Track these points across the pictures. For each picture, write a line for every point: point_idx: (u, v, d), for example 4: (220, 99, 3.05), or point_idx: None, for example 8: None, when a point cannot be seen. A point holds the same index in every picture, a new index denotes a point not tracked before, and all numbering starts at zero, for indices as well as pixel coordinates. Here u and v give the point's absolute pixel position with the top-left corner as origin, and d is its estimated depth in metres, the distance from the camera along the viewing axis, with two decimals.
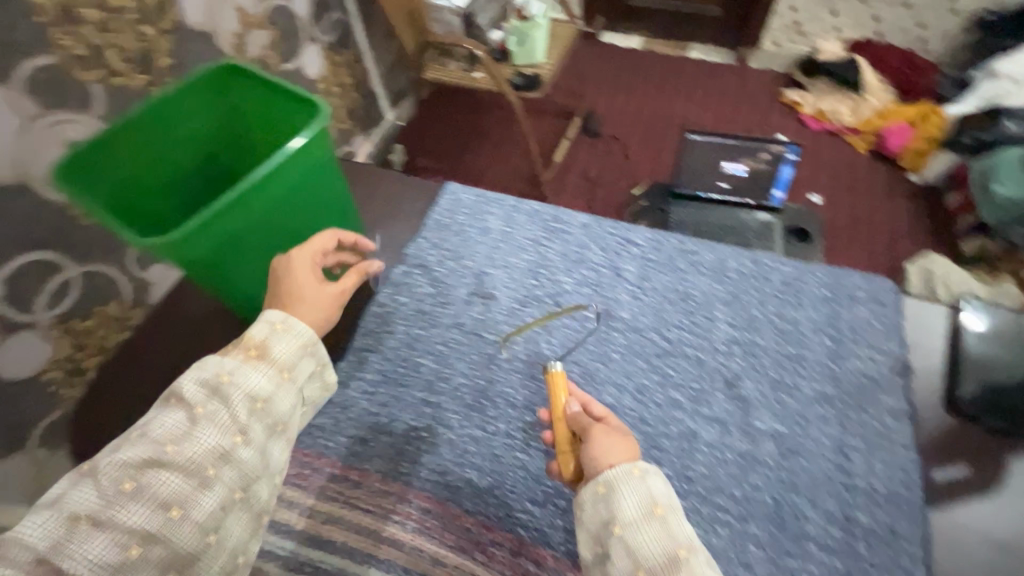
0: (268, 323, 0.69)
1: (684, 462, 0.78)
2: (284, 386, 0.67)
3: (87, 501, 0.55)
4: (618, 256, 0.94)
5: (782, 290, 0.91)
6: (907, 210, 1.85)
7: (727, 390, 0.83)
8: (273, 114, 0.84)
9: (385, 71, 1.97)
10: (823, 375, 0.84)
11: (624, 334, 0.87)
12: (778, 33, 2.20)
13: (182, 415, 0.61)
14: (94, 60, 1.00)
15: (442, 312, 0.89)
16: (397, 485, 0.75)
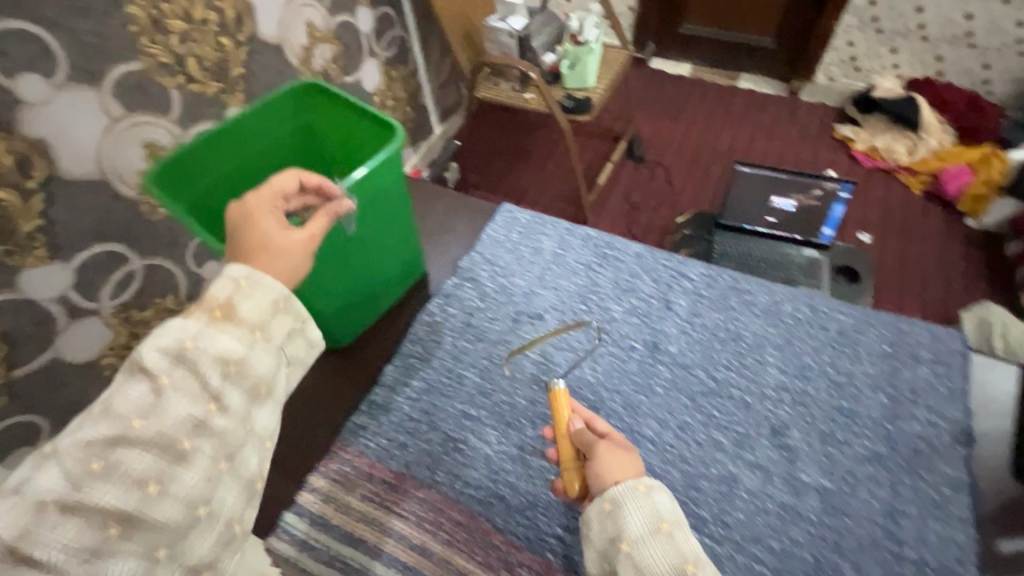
0: (231, 281, 0.56)
1: (722, 507, 0.75)
2: (259, 345, 0.56)
3: (47, 486, 0.45)
4: (670, 290, 0.93)
5: (837, 339, 0.88)
6: (964, 256, 1.77)
7: (772, 437, 0.80)
8: (347, 131, 0.88)
9: (438, 86, 2.03)
10: (878, 433, 0.80)
11: (670, 369, 0.86)
12: (833, 69, 2.19)
13: (144, 388, 0.50)
14: (177, 68, 1.07)
15: (490, 327, 0.89)
16: (433, 492, 0.75)
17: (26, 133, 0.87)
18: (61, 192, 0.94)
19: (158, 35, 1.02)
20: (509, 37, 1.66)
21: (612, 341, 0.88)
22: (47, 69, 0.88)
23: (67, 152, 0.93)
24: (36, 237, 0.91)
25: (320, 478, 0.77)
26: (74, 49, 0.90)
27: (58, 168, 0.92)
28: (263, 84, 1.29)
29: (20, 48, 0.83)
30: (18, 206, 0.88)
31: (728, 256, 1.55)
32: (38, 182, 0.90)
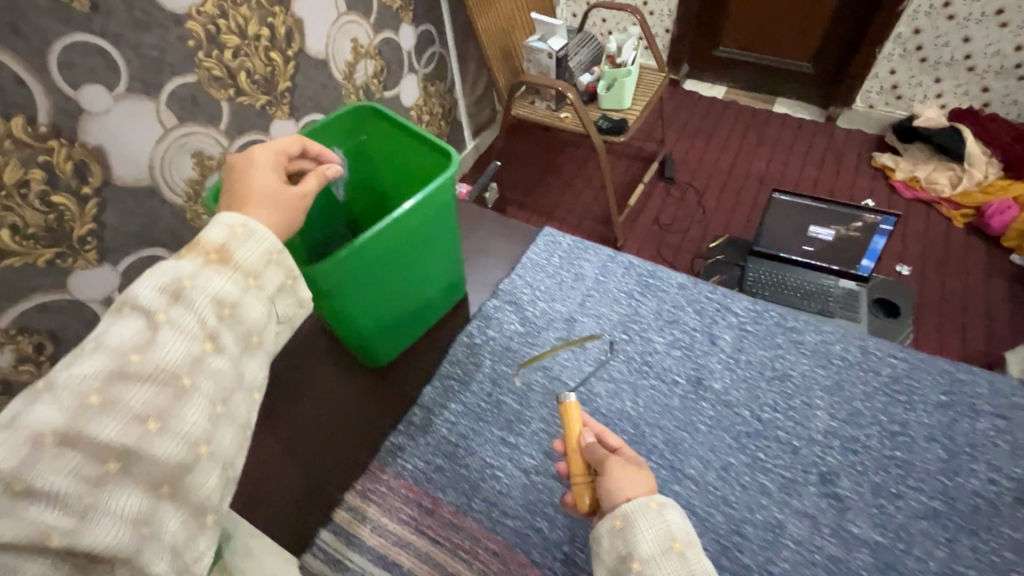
0: (227, 226, 0.53)
1: (767, 556, 0.58)
2: (252, 292, 0.52)
3: (42, 417, 0.39)
4: (715, 322, 0.75)
5: (891, 386, 0.68)
6: (1009, 294, 1.68)
7: (821, 485, 0.61)
8: (405, 158, 0.81)
9: (472, 103, 2.06)
10: (934, 486, 0.61)
11: (713, 407, 0.68)
12: (874, 96, 2.13)
13: (139, 324, 0.45)
14: (229, 81, 1.09)
15: (528, 351, 0.75)
16: (468, 521, 0.63)
17: (83, 141, 0.90)
18: (113, 198, 0.97)
19: (213, 49, 1.04)
20: (548, 57, 1.66)
21: (651, 373, 0.71)
22: (110, 80, 0.91)
23: (121, 160, 0.96)
24: (88, 240, 0.95)
25: (357, 498, 0.65)
26: (135, 61, 0.93)
27: (112, 175, 0.95)
28: (308, 97, 1.31)
29: (85, 59, 0.87)
30: (74, 210, 0.91)
31: (763, 283, 1.53)
32: (93, 189, 0.93)
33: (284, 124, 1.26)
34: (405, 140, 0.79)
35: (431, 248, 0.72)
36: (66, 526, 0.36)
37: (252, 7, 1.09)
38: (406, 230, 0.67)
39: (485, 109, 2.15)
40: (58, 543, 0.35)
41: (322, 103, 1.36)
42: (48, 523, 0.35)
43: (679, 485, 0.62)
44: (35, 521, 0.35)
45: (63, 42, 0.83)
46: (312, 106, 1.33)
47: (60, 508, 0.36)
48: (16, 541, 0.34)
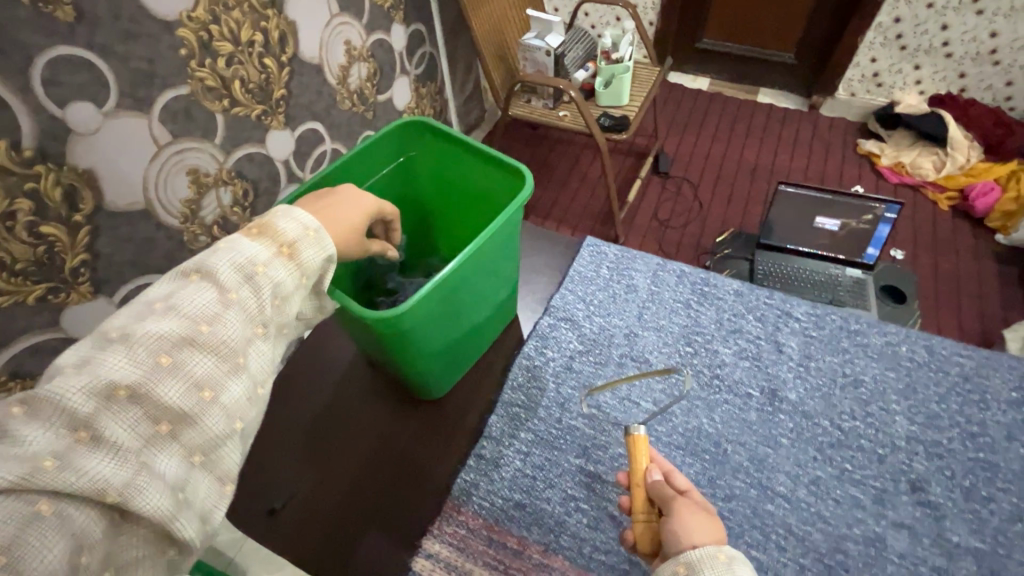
0: (301, 226, 0.53)
1: (830, 544, 0.74)
2: (302, 291, 0.52)
3: (116, 370, 0.40)
4: (778, 331, 0.93)
5: (903, 389, 0.86)
6: (995, 272, 1.71)
7: (911, 493, 0.77)
8: (457, 173, 0.84)
9: (461, 103, 1.93)
10: (943, 481, 0.78)
11: (793, 419, 0.84)
12: (856, 84, 2.10)
13: (210, 296, 0.45)
14: (223, 92, 0.90)
15: (598, 375, 0.88)
16: (558, 559, 0.72)
17: (73, 164, 0.73)
18: (107, 226, 0.80)
19: (206, 58, 0.85)
20: (545, 55, 1.62)
21: (724, 386, 0.87)
22: (100, 96, 0.74)
23: (114, 183, 0.78)
24: (82, 272, 0.78)
25: (437, 543, 0.74)
26: (125, 74, 0.76)
27: (104, 200, 0.78)
28: (303, 106, 1.08)
29: (74, 76, 0.70)
30: (65, 240, 0.74)
31: (772, 274, 1.51)
32: (86, 215, 0.76)
33: (281, 135, 1.04)
34: (462, 156, 0.82)
35: (498, 268, 0.73)
36: (122, 482, 0.37)
37: (245, 9, 0.89)
38: (490, 251, 0.69)
39: (473, 110, 2.02)
40: (114, 499, 0.36)
41: (318, 111, 1.12)
42: (105, 476, 0.36)
43: (772, 503, 0.77)
44: (94, 473, 0.36)
45: (48, 55, 0.67)
46: (307, 115, 1.09)
47: (117, 463, 0.38)
48: (78, 488, 0.35)
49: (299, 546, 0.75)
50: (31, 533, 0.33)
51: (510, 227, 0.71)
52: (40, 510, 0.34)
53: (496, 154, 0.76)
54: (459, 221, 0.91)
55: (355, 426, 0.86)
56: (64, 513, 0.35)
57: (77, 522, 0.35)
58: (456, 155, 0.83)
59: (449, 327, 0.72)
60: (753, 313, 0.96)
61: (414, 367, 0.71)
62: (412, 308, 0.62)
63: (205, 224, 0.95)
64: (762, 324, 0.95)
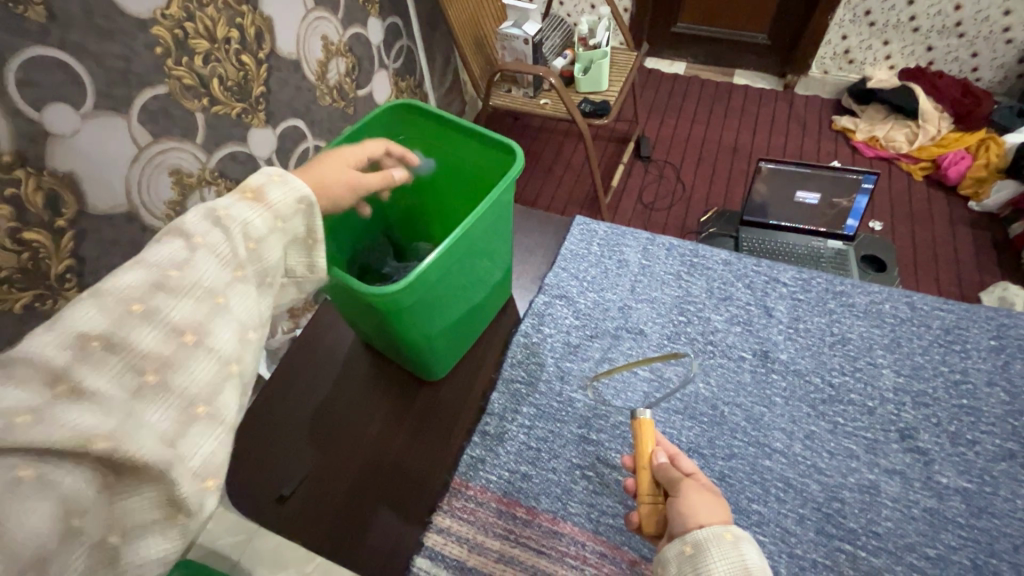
0: (265, 175, 0.52)
1: (869, 516, 0.59)
2: (278, 235, 0.50)
3: (87, 321, 0.37)
4: (812, 284, 0.77)
5: (945, 338, 0.71)
6: (970, 236, 1.76)
7: (1012, 462, 0.61)
8: (448, 154, 0.85)
9: (441, 96, 1.91)
10: (1006, 428, 0.63)
11: (851, 393, 0.67)
12: (828, 62, 2.15)
13: (179, 244, 0.44)
14: (202, 90, 0.85)
15: (591, 346, 0.74)
16: (568, 526, 0.61)
17: (51, 167, 0.67)
18: (92, 230, 0.74)
19: (182, 56, 0.81)
20: (524, 44, 1.62)
21: (717, 352, 0.72)
22: (76, 97, 0.68)
23: (95, 184, 0.73)
24: (68, 279, 0.72)
25: (447, 518, 0.62)
26: (100, 74, 0.70)
27: (85, 203, 0.72)
28: (284, 102, 1.05)
29: (49, 77, 0.65)
30: (49, 245, 0.68)
31: (757, 250, 1.50)
32: (68, 220, 0.70)
33: (263, 132, 1.00)
34: (453, 137, 0.82)
35: (490, 234, 0.72)
36: (111, 427, 0.34)
37: (219, 5, 0.85)
38: (484, 224, 0.69)
39: (452, 103, 2.01)
40: (103, 446, 0.33)
41: (299, 107, 1.09)
42: (86, 427, 0.33)
43: (844, 491, 0.60)
44: (73, 424, 0.33)
45: (21, 57, 0.62)
46: (289, 112, 1.07)
47: (100, 412, 0.34)
48: (52, 442, 0.31)
49: (308, 536, 0.69)
50: (18, 497, 0.30)
51: (503, 200, 0.71)
52: (21, 476, 0.31)
53: (485, 133, 0.76)
54: (451, 203, 0.91)
55: (337, 409, 0.79)
56: (49, 477, 0.32)
57: (65, 486, 0.32)
58: (445, 136, 0.83)
59: (451, 302, 0.73)
60: (782, 268, 0.80)
61: (416, 344, 0.72)
62: (410, 285, 0.62)
63: None
64: (796, 282, 0.78)
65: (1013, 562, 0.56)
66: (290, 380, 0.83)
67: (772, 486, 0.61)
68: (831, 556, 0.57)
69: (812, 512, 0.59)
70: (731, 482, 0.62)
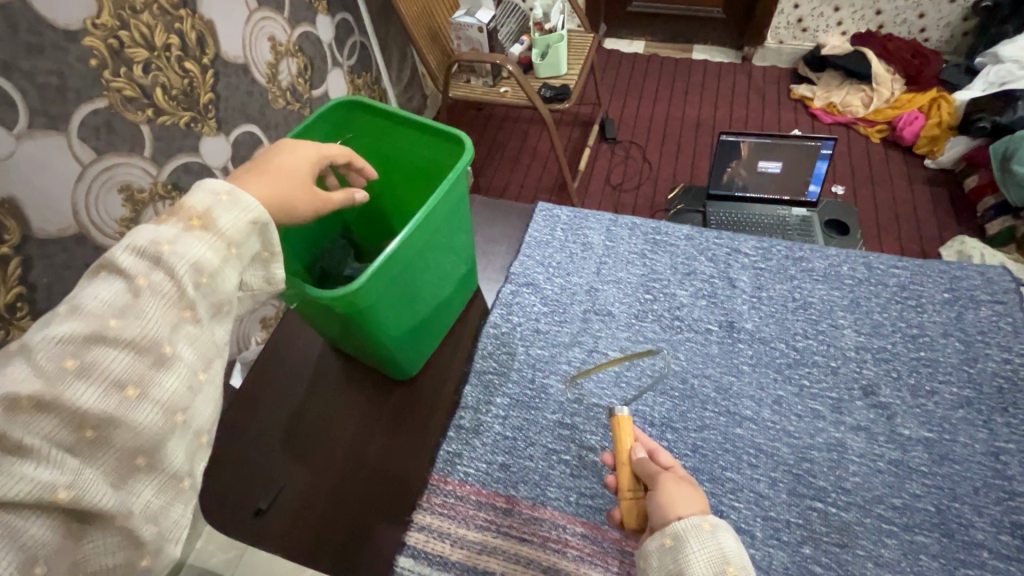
0: (210, 194, 0.47)
1: (838, 473, 0.60)
2: (232, 263, 0.46)
3: (13, 382, 0.34)
4: (772, 253, 0.78)
5: (901, 294, 0.73)
6: (928, 194, 1.81)
7: (969, 408, 0.63)
8: (398, 150, 0.83)
9: (400, 91, 1.88)
10: (962, 376, 0.65)
11: (814, 357, 0.68)
12: (782, 32, 2.17)
13: (118, 290, 0.39)
14: (145, 101, 0.82)
15: (560, 330, 0.74)
16: (547, 511, 0.61)
17: None
18: (40, 255, 0.71)
19: (121, 67, 0.78)
20: (478, 32, 1.59)
21: (685, 326, 0.73)
22: (7, 116, 0.65)
23: (40, 207, 0.70)
24: (19, 307, 0.68)
25: (428, 515, 0.62)
26: (33, 91, 0.67)
27: (31, 228, 0.69)
28: (236, 108, 1.01)
29: None
30: None
31: (724, 224, 1.52)
32: (13, 246, 0.67)
33: (214, 141, 0.96)
34: (403, 133, 0.81)
35: (450, 222, 0.71)
36: (69, 478, 0.33)
37: (154, 11, 0.82)
38: (440, 216, 0.68)
39: (413, 97, 1.97)
40: (66, 496, 0.33)
41: (252, 112, 1.05)
42: (44, 480, 0.32)
43: (812, 451, 0.62)
44: (31, 480, 0.32)
45: None
46: (242, 118, 1.03)
47: (56, 467, 0.33)
48: (20, 495, 0.32)
49: (288, 548, 0.67)
50: None
51: (457, 190, 0.70)
52: None
53: (434, 125, 0.75)
54: (406, 201, 0.89)
55: (312, 418, 0.78)
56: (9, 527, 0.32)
57: (27, 534, 0.32)
58: (394, 133, 0.81)
59: (415, 298, 0.71)
60: (742, 240, 0.81)
61: (385, 345, 0.70)
62: (368, 283, 0.61)
63: None
64: (756, 252, 0.79)
65: (973, 504, 0.58)
66: (260, 392, 0.81)
67: (744, 452, 0.62)
68: (804, 515, 0.58)
69: (785, 476, 0.60)
70: (704, 453, 0.62)
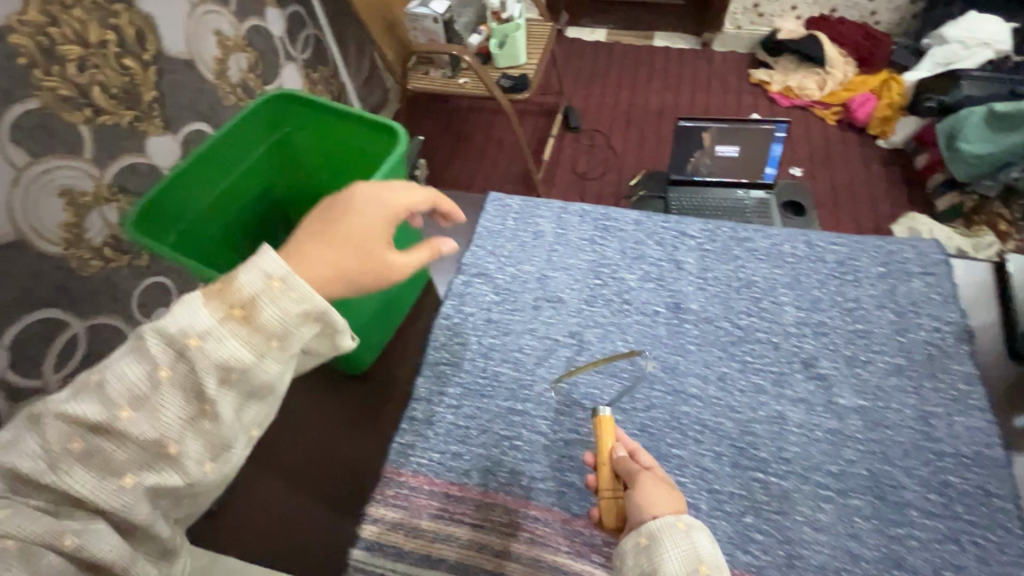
0: (263, 276, 0.41)
1: (778, 444, 0.62)
2: (271, 357, 0.41)
3: (25, 457, 0.36)
4: (717, 234, 0.80)
5: (839, 270, 0.75)
6: (882, 173, 1.86)
7: (901, 376, 0.66)
8: (336, 142, 0.80)
9: (361, 84, 1.84)
10: (895, 345, 0.68)
11: (757, 335, 0.70)
12: (740, 17, 2.19)
13: (141, 375, 0.38)
14: (82, 101, 0.79)
15: (512, 319, 0.74)
16: (500, 496, 0.62)
17: None
18: None
19: (53, 66, 0.74)
20: (434, 22, 1.56)
21: (633, 310, 0.74)
22: None
23: None
24: None
25: (380, 507, 0.62)
26: None
27: None
28: (183, 106, 0.98)
29: None
30: None
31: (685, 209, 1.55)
32: None
33: (161, 140, 0.93)
34: (338, 125, 0.78)
35: None
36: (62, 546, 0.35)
37: (86, 5, 0.79)
38: None
39: (375, 90, 1.93)
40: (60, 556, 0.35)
41: (200, 109, 1.02)
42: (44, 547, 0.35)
43: (756, 424, 0.64)
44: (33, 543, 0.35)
45: None
46: (190, 115, 0.99)
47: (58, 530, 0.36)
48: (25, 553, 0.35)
49: (239, 548, 0.67)
50: None
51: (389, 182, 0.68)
52: None
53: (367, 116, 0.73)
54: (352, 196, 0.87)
55: None
56: None
57: None
58: (331, 125, 0.79)
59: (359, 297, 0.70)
60: (688, 223, 0.82)
61: None
62: None
63: (96, 248, 0.82)
64: (702, 235, 0.80)
65: (904, 466, 0.60)
66: None
67: (689, 429, 0.64)
68: (746, 487, 0.60)
69: (728, 450, 0.62)
70: (651, 432, 0.64)
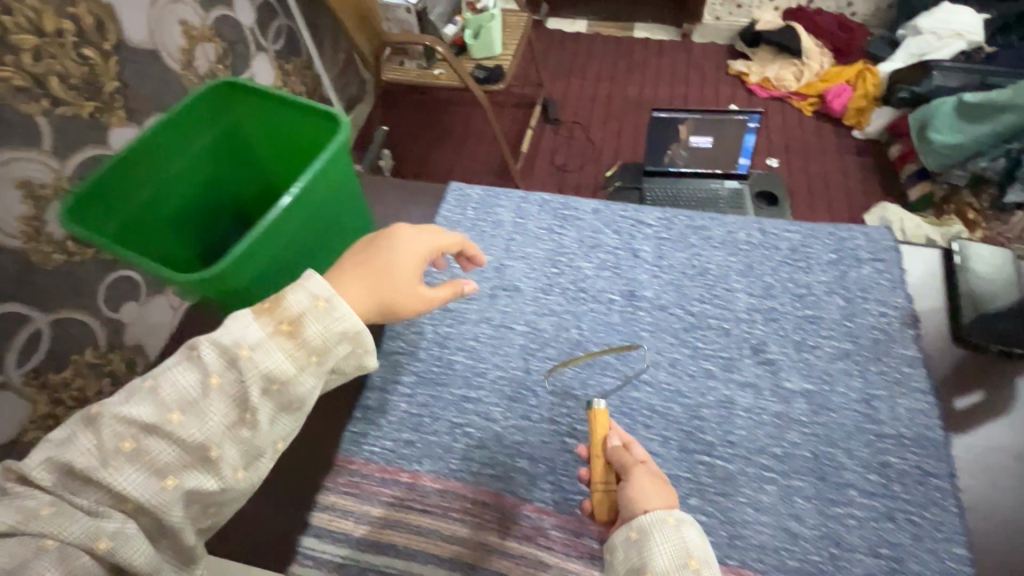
0: (309, 297, 0.46)
1: (726, 428, 0.63)
2: (310, 371, 0.46)
3: (81, 454, 0.39)
4: (674, 223, 0.81)
5: (792, 257, 0.76)
6: (856, 163, 1.88)
7: (848, 360, 0.67)
8: (286, 132, 0.75)
9: (338, 75, 1.81)
10: (843, 330, 0.69)
11: (710, 321, 0.71)
12: (719, 8, 2.19)
13: (193, 382, 0.42)
14: (38, 91, 0.77)
15: (467, 308, 0.75)
16: (450, 482, 0.62)
17: None
18: None
19: (6, 54, 0.73)
20: (407, 13, 1.56)
21: (588, 298, 0.74)
22: None
23: None
24: None
25: (331, 494, 0.62)
26: None
27: None
28: (147, 97, 0.96)
29: None
30: None
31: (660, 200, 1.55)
32: None
33: (124, 131, 0.92)
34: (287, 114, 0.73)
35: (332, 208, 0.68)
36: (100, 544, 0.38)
37: None
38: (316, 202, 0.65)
39: (352, 82, 1.91)
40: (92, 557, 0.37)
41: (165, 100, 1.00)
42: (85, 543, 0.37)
43: (704, 409, 0.65)
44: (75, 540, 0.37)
45: None
46: (156, 107, 0.98)
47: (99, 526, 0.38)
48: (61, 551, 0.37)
49: None
50: None
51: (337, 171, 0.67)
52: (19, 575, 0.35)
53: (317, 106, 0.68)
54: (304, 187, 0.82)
55: None
56: None
57: None
58: (280, 115, 0.73)
59: None
60: (646, 211, 0.82)
61: None
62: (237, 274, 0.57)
63: (58, 241, 0.79)
64: (659, 223, 0.81)
65: (846, 448, 0.62)
66: None
67: (639, 415, 0.65)
68: (692, 470, 0.61)
69: (675, 434, 0.63)
70: None
